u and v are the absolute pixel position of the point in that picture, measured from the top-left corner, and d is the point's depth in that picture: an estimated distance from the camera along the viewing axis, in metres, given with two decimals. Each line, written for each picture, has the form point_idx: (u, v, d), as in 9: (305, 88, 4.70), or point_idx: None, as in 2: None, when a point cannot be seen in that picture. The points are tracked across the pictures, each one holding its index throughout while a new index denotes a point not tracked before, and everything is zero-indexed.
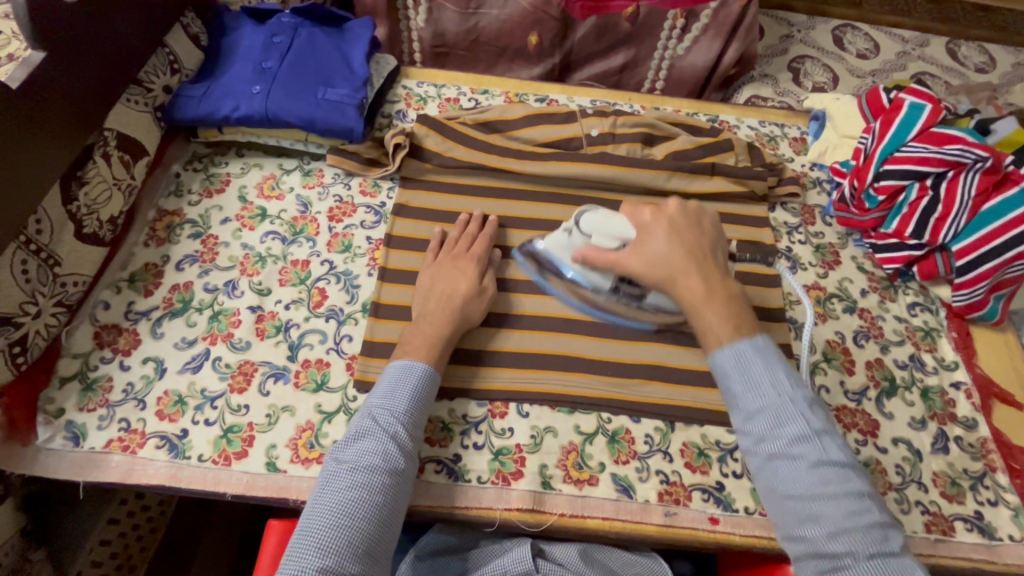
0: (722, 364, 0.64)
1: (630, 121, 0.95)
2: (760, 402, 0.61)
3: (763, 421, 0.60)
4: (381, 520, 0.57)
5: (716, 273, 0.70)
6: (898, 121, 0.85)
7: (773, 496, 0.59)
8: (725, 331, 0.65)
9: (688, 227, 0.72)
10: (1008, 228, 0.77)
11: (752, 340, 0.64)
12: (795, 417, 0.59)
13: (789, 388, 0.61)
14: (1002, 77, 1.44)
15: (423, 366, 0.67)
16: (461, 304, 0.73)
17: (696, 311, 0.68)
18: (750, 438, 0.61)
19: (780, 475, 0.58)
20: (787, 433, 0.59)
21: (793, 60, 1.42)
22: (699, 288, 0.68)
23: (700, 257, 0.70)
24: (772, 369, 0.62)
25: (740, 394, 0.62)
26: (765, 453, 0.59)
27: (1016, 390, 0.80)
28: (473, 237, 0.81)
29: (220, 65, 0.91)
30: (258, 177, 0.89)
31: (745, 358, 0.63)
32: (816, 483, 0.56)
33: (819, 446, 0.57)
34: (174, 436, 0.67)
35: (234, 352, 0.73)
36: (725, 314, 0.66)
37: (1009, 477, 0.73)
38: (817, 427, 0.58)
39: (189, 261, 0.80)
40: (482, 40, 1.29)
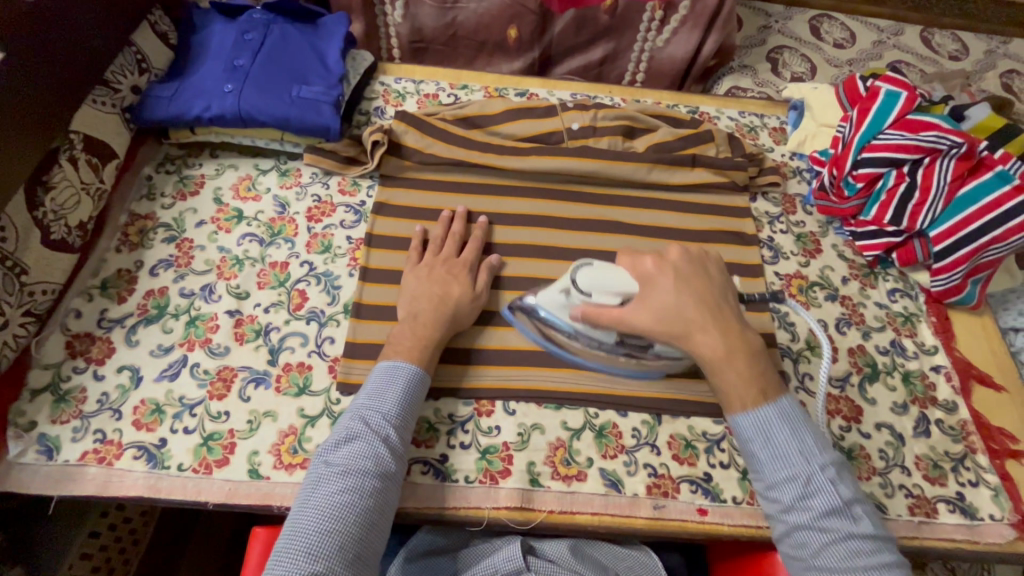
0: (743, 428, 0.61)
1: (611, 114, 0.95)
2: (787, 469, 0.58)
3: (787, 486, 0.58)
4: (371, 524, 0.56)
5: (732, 324, 0.65)
6: (875, 109, 0.86)
7: (799, 566, 0.56)
8: (748, 393, 0.61)
9: (694, 274, 0.68)
10: (983, 212, 0.78)
11: (777, 404, 0.61)
12: (823, 488, 0.56)
13: (816, 454, 0.58)
14: (974, 64, 1.46)
15: (409, 367, 0.66)
16: (454, 306, 0.72)
17: (716, 368, 0.63)
18: (776, 505, 0.58)
19: (802, 543, 0.56)
20: (815, 505, 0.56)
21: (771, 51, 1.43)
22: (718, 345, 0.63)
23: (712, 305, 0.66)
24: (798, 435, 0.59)
25: (765, 460, 0.59)
26: (791, 521, 0.57)
27: (993, 372, 0.82)
28: (461, 238, 0.80)
29: (190, 63, 0.88)
30: (234, 178, 0.87)
31: (768, 422, 0.60)
32: (844, 557, 0.54)
33: (847, 519, 0.55)
34: (152, 445, 0.65)
35: (213, 358, 0.71)
36: (744, 371, 0.62)
37: (988, 458, 0.74)
38: (846, 497, 0.56)
39: (163, 266, 0.78)
40: (461, 34, 1.28)
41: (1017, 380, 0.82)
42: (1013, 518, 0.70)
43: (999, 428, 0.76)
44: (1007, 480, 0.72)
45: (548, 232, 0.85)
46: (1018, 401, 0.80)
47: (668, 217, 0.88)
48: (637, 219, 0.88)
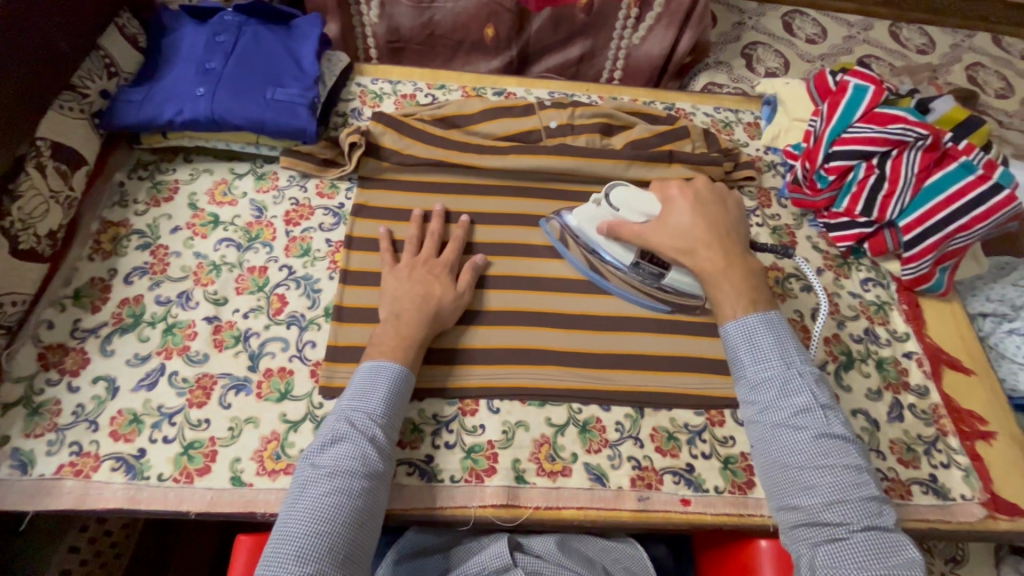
0: (732, 333, 0.66)
1: (588, 111, 0.95)
2: (768, 371, 0.63)
3: (767, 387, 0.63)
4: (361, 523, 0.56)
5: (736, 246, 0.72)
6: (844, 103, 0.88)
7: (772, 464, 0.60)
8: (739, 303, 0.67)
9: (713, 202, 0.75)
10: (949, 202, 0.80)
11: (766, 315, 0.66)
12: (801, 389, 0.61)
13: (797, 361, 0.63)
14: (940, 58, 1.50)
15: (393, 366, 0.66)
16: (436, 306, 0.72)
17: (717, 281, 0.69)
18: (754, 407, 0.63)
19: (776, 439, 0.60)
20: (793, 404, 0.61)
21: (745, 47, 1.45)
22: (719, 260, 0.70)
23: (722, 228, 0.72)
24: (781, 343, 0.65)
25: (749, 364, 0.65)
26: (768, 421, 0.62)
27: (962, 356, 0.85)
28: (439, 236, 0.80)
29: (160, 67, 0.87)
30: (209, 183, 0.86)
31: (755, 329, 0.65)
32: (816, 453, 0.58)
33: (821, 419, 0.60)
34: (130, 456, 0.64)
35: (191, 365, 0.70)
36: (739, 285, 0.68)
37: (959, 440, 0.76)
38: (822, 403, 0.61)
39: (138, 273, 0.77)
40: (438, 34, 1.28)
41: (985, 363, 0.84)
42: (983, 496, 0.72)
43: (968, 411, 0.79)
44: (977, 461, 0.75)
45: (528, 230, 0.86)
46: (986, 384, 0.82)
47: None
48: None
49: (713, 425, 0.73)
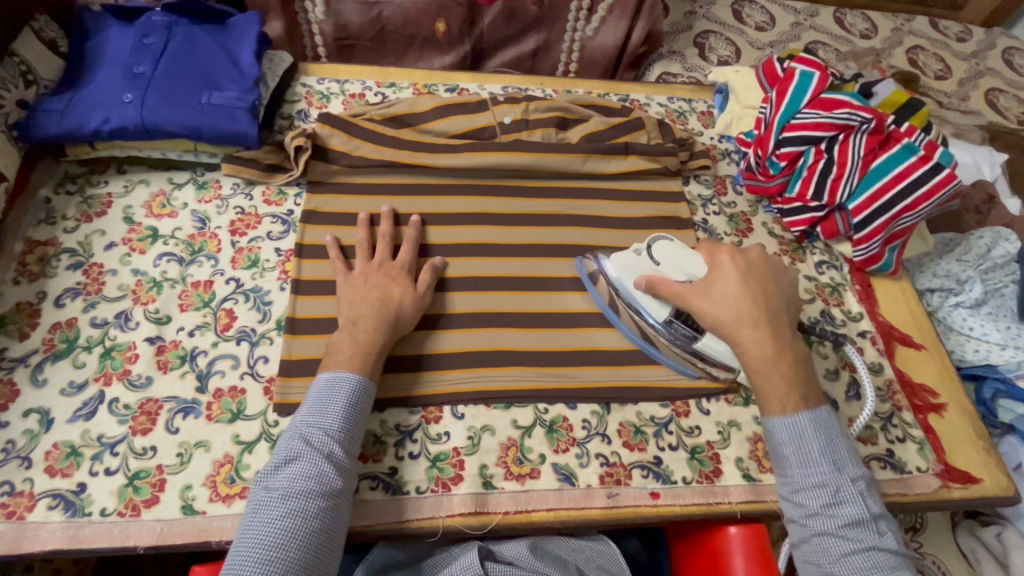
0: (778, 431, 0.63)
1: (542, 106, 0.94)
2: (817, 477, 0.60)
3: (815, 491, 0.60)
4: (318, 544, 0.54)
5: (785, 333, 0.66)
6: (791, 90, 0.89)
7: (818, 572, 0.58)
8: (789, 398, 0.63)
9: (765, 275, 0.70)
10: (894, 182, 0.82)
11: (814, 412, 0.63)
12: (853, 500, 0.58)
13: (848, 467, 0.60)
14: (883, 42, 1.54)
15: (356, 377, 0.63)
16: (397, 310, 0.69)
17: (760, 371, 0.65)
18: (801, 510, 0.60)
19: (821, 547, 0.58)
20: (843, 513, 0.58)
21: (698, 36, 1.46)
22: (769, 348, 0.65)
23: (777, 312, 0.67)
24: (832, 444, 0.61)
25: (794, 465, 0.61)
26: (814, 529, 0.59)
27: (914, 332, 0.87)
28: (391, 238, 0.77)
29: (83, 72, 0.81)
30: (146, 194, 0.81)
31: (804, 431, 0.62)
32: (867, 566, 0.56)
33: (871, 532, 0.57)
34: (69, 492, 0.60)
35: (134, 391, 0.66)
36: (788, 377, 0.64)
37: (912, 414, 0.79)
38: (873, 513, 0.58)
39: (71, 295, 0.72)
40: (388, 30, 1.24)
41: (934, 338, 0.87)
42: (937, 467, 0.75)
43: (920, 385, 0.82)
44: (929, 433, 0.78)
45: (487, 229, 0.84)
46: (936, 358, 0.85)
47: (606, 206, 0.89)
48: (575, 210, 0.88)
49: (679, 415, 0.74)
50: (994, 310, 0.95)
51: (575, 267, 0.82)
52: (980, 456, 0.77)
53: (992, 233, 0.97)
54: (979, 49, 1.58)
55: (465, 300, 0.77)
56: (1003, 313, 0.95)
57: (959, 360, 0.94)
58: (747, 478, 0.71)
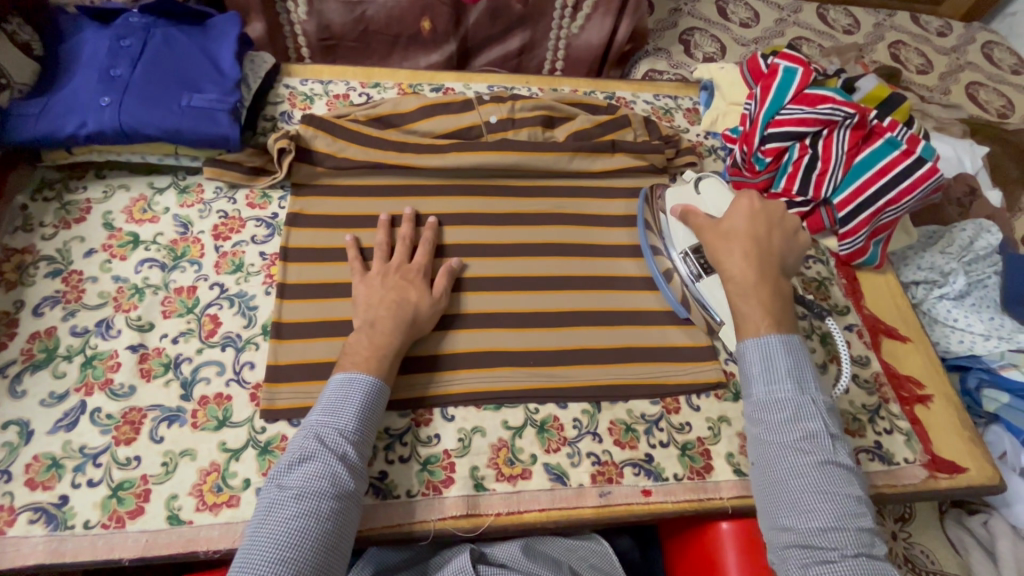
0: (749, 350, 0.66)
1: (528, 104, 0.94)
2: (781, 393, 0.63)
3: (778, 405, 0.62)
4: (329, 545, 0.54)
5: (771, 268, 0.70)
6: (776, 85, 0.89)
7: (772, 481, 0.60)
8: (762, 322, 0.67)
9: (766, 221, 0.74)
10: (878, 176, 0.83)
11: (786, 337, 0.66)
12: (814, 416, 0.61)
13: (811, 390, 0.63)
14: (865, 37, 1.56)
15: (363, 377, 0.63)
16: (413, 312, 0.69)
17: (738, 297, 0.69)
18: (763, 425, 0.63)
19: (781, 461, 0.60)
20: (804, 428, 0.61)
21: (683, 33, 1.47)
22: (752, 275, 0.69)
23: (766, 248, 0.72)
24: (799, 367, 0.64)
25: (759, 381, 0.64)
26: (774, 442, 0.61)
27: (900, 325, 0.88)
28: (411, 241, 0.77)
29: (58, 75, 0.79)
30: (126, 200, 0.80)
31: (772, 350, 0.65)
32: (822, 479, 0.58)
33: (828, 448, 0.60)
34: (51, 505, 0.59)
35: (116, 400, 0.65)
36: (766, 303, 0.68)
37: (899, 406, 0.79)
38: (832, 432, 0.61)
39: (50, 303, 0.71)
40: (372, 30, 1.23)
41: (919, 330, 0.88)
42: (924, 458, 0.76)
43: (906, 376, 0.83)
44: (915, 424, 0.79)
45: (475, 229, 0.83)
46: (921, 349, 0.86)
47: (593, 204, 0.89)
48: (563, 209, 0.88)
49: (669, 412, 0.74)
50: (977, 301, 0.97)
51: (564, 265, 0.82)
52: (966, 446, 0.78)
53: (974, 226, 0.98)
54: (959, 43, 1.60)
55: (455, 301, 0.76)
56: (987, 304, 0.97)
57: (945, 352, 0.96)
58: (738, 473, 0.71)
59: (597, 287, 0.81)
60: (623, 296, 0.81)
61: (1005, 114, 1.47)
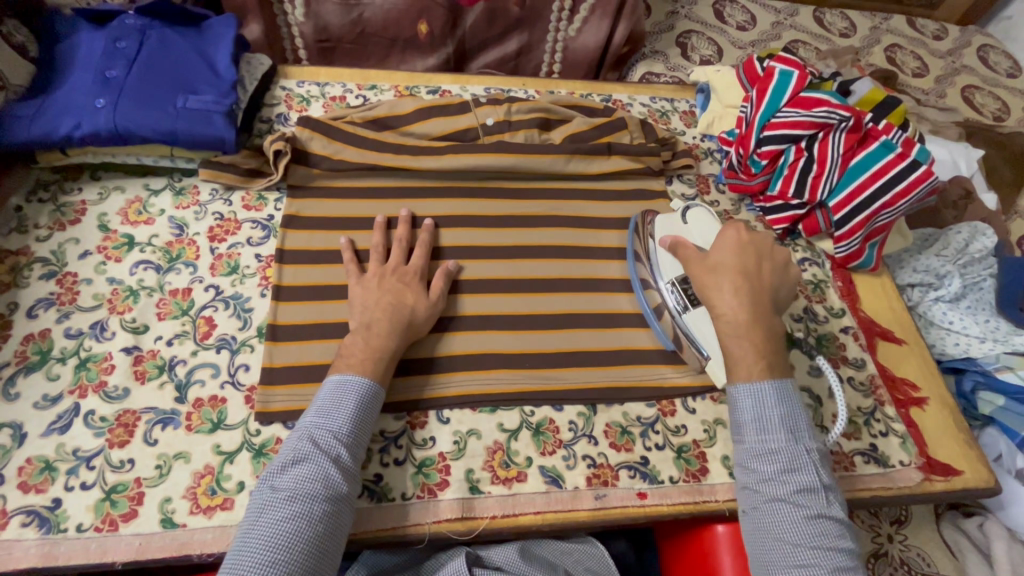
0: (741, 396, 0.65)
1: (525, 107, 0.94)
2: (774, 444, 0.62)
3: (771, 456, 0.61)
4: (321, 548, 0.53)
5: (765, 310, 0.69)
6: (772, 89, 0.89)
7: (765, 537, 0.59)
8: (754, 365, 0.65)
9: (755, 253, 0.72)
10: (874, 179, 0.83)
11: (779, 382, 0.65)
12: (808, 469, 0.60)
13: (805, 440, 0.62)
14: (862, 40, 1.56)
15: (358, 381, 0.63)
16: (410, 314, 0.69)
17: (732, 338, 0.67)
18: (754, 475, 0.62)
19: (773, 514, 0.59)
20: (797, 481, 0.60)
21: (680, 36, 1.47)
22: (746, 316, 0.67)
23: (758, 289, 0.70)
24: (792, 415, 0.63)
25: (751, 431, 0.63)
26: (766, 494, 0.60)
27: (895, 327, 0.88)
28: (408, 242, 0.77)
29: (54, 77, 0.79)
30: (121, 201, 0.80)
31: (766, 397, 0.64)
32: (814, 534, 0.57)
33: (822, 501, 0.59)
34: (43, 508, 0.59)
35: (110, 402, 0.65)
36: (758, 345, 0.66)
37: (894, 408, 0.80)
38: (825, 484, 0.60)
39: (44, 305, 0.70)
40: (369, 32, 1.23)
41: (915, 333, 0.89)
42: (919, 460, 0.76)
43: (901, 379, 0.83)
44: (911, 427, 0.79)
45: (471, 231, 0.83)
46: (916, 352, 0.87)
47: (589, 207, 0.89)
48: (559, 211, 0.88)
49: (665, 415, 0.74)
50: (972, 304, 0.98)
51: (560, 268, 0.82)
52: (961, 448, 0.78)
53: (970, 229, 0.98)
54: (955, 47, 1.60)
55: (450, 304, 0.76)
56: (982, 307, 0.98)
57: (941, 354, 0.96)
58: (734, 475, 0.71)
59: (593, 289, 0.81)
60: (619, 299, 0.81)
61: (1000, 117, 1.47)
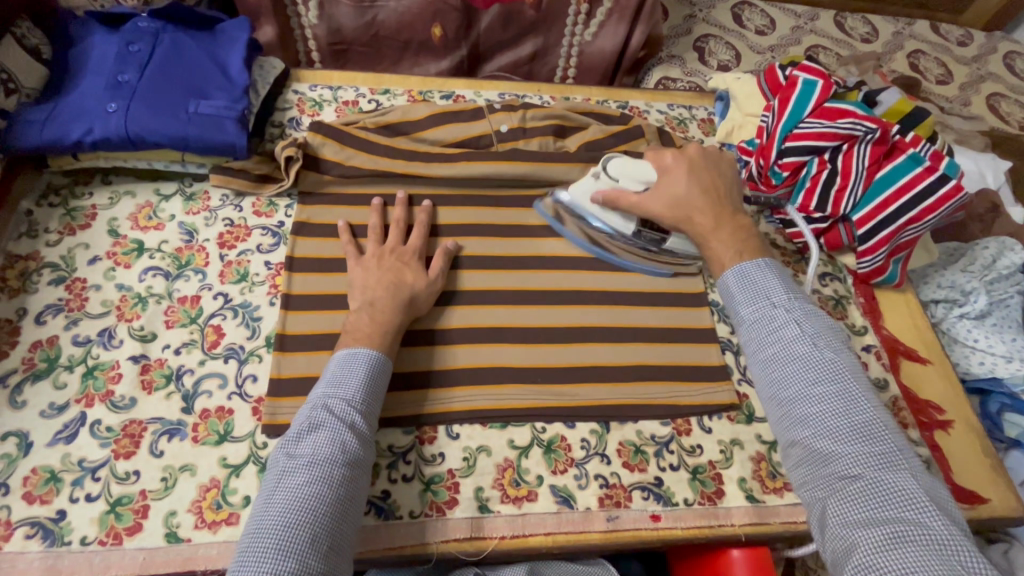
0: (730, 282, 0.68)
1: (539, 113, 0.92)
2: (758, 311, 0.65)
3: (757, 324, 0.64)
4: (343, 507, 0.53)
5: (726, 207, 0.74)
6: (794, 98, 0.87)
7: (772, 403, 0.62)
8: (727, 256, 0.70)
9: (706, 168, 0.77)
10: (901, 193, 0.80)
11: (757, 261, 0.68)
12: (789, 324, 0.63)
13: (786, 300, 0.64)
14: (884, 46, 1.53)
15: (366, 351, 0.63)
16: (411, 292, 0.70)
17: (704, 240, 0.73)
18: (749, 346, 0.65)
19: (770, 378, 0.62)
20: (782, 341, 0.62)
21: (697, 40, 1.45)
22: (709, 220, 0.73)
23: (714, 193, 0.75)
24: (773, 284, 0.66)
25: (741, 304, 0.66)
26: (760, 360, 0.63)
27: (922, 346, 0.86)
28: (405, 223, 0.78)
29: (66, 80, 0.78)
30: (132, 206, 0.79)
31: (749, 274, 0.67)
32: (811, 384, 0.59)
33: (808, 350, 0.60)
34: (48, 520, 0.58)
35: (116, 412, 0.64)
36: (729, 241, 0.71)
37: (918, 431, 0.77)
38: (811, 334, 0.62)
39: (52, 311, 0.70)
40: (383, 34, 1.22)
41: (940, 352, 0.86)
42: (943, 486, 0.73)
43: (926, 401, 0.80)
44: (935, 450, 0.76)
45: (483, 241, 0.82)
46: (941, 372, 0.84)
47: None
48: None
49: (680, 434, 0.72)
50: (998, 322, 0.94)
51: (574, 279, 0.80)
52: (988, 475, 0.76)
53: (997, 245, 0.96)
54: (980, 53, 1.56)
55: (446, 287, 0.76)
56: (1008, 324, 0.94)
57: (964, 372, 0.93)
58: (750, 499, 0.68)
59: (609, 302, 0.79)
60: (634, 312, 0.79)
61: None
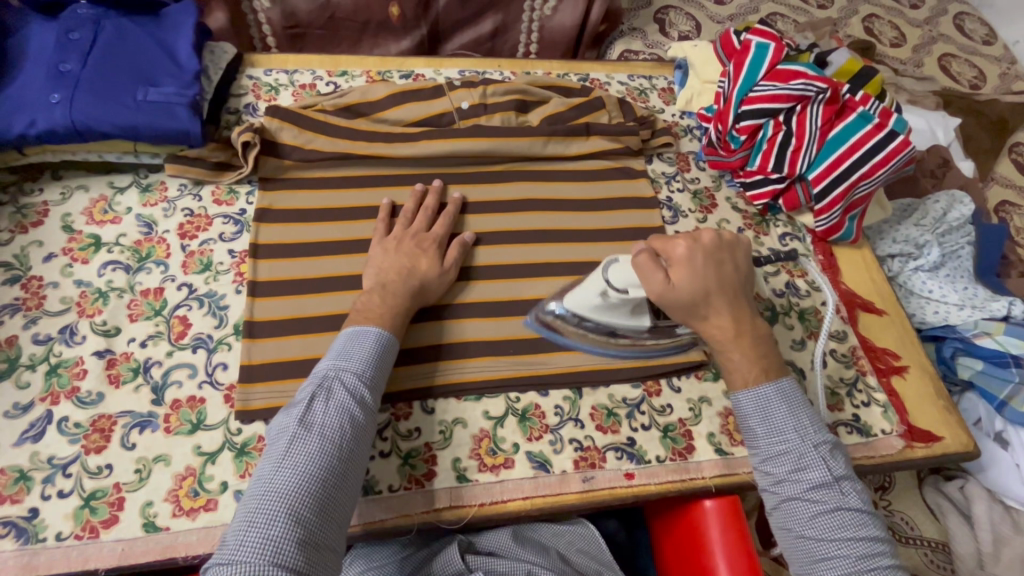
0: (744, 404, 0.63)
1: (500, 88, 0.91)
2: (783, 444, 0.60)
3: (782, 457, 0.60)
4: (344, 484, 0.53)
5: (744, 308, 0.67)
6: (748, 62, 0.88)
7: (789, 535, 0.58)
8: (752, 372, 0.64)
9: (724, 255, 0.67)
10: (853, 150, 0.82)
11: (778, 383, 0.63)
12: (817, 463, 0.58)
13: (812, 433, 0.60)
14: (840, 11, 1.55)
15: (376, 329, 0.63)
16: (421, 281, 0.70)
17: (723, 349, 0.65)
18: (770, 478, 0.60)
19: (794, 515, 0.58)
20: (808, 477, 0.58)
21: (658, 11, 1.45)
22: (729, 326, 0.65)
23: (731, 288, 0.66)
24: (796, 414, 0.61)
25: (762, 435, 0.62)
26: (782, 494, 0.59)
27: (879, 299, 0.89)
28: (433, 210, 0.78)
29: (4, 71, 0.75)
30: (85, 201, 0.77)
31: (768, 400, 0.62)
32: (834, 527, 0.56)
33: (837, 493, 0.57)
34: (20, 519, 0.57)
35: (84, 408, 0.63)
36: (751, 353, 0.65)
37: (876, 378, 0.80)
38: (838, 475, 0.58)
39: (8, 311, 0.68)
40: (339, 16, 1.19)
41: (896, 303, 0.89)
42: (900, 428, 0.77)
43: (882, 348, 0.84)
44: (893, 396, 0.79)
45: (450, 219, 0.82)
46: (897, 322, 0.87)
47: (568, 188, 0.87)
48: (539, 193, 0.86)
49: (650, 395, 0.74)
50: (951, 272, 0.98)
51: (541, 252, 0.81)
52: (941, 415, 0.80)
53: (947, 198, 1.00)
54: (931, 15, 1.60)
55: (464, 266, 0.78)
56: (960, 275, 0.98)
57: (920, 323, 0.96)
58: (719, 452, 0.71)
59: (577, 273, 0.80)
60: None
61: (976, 84, 1.47)
